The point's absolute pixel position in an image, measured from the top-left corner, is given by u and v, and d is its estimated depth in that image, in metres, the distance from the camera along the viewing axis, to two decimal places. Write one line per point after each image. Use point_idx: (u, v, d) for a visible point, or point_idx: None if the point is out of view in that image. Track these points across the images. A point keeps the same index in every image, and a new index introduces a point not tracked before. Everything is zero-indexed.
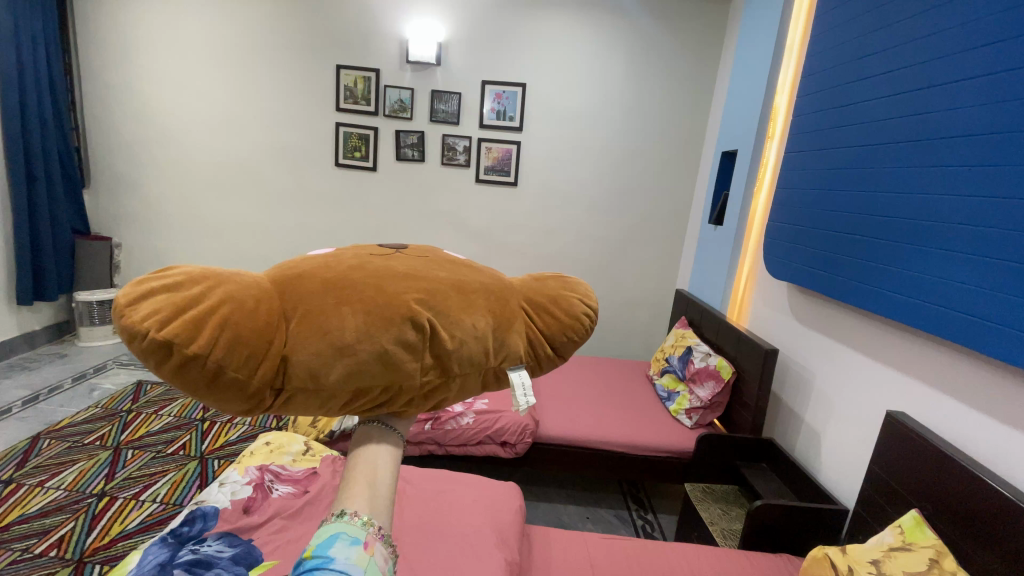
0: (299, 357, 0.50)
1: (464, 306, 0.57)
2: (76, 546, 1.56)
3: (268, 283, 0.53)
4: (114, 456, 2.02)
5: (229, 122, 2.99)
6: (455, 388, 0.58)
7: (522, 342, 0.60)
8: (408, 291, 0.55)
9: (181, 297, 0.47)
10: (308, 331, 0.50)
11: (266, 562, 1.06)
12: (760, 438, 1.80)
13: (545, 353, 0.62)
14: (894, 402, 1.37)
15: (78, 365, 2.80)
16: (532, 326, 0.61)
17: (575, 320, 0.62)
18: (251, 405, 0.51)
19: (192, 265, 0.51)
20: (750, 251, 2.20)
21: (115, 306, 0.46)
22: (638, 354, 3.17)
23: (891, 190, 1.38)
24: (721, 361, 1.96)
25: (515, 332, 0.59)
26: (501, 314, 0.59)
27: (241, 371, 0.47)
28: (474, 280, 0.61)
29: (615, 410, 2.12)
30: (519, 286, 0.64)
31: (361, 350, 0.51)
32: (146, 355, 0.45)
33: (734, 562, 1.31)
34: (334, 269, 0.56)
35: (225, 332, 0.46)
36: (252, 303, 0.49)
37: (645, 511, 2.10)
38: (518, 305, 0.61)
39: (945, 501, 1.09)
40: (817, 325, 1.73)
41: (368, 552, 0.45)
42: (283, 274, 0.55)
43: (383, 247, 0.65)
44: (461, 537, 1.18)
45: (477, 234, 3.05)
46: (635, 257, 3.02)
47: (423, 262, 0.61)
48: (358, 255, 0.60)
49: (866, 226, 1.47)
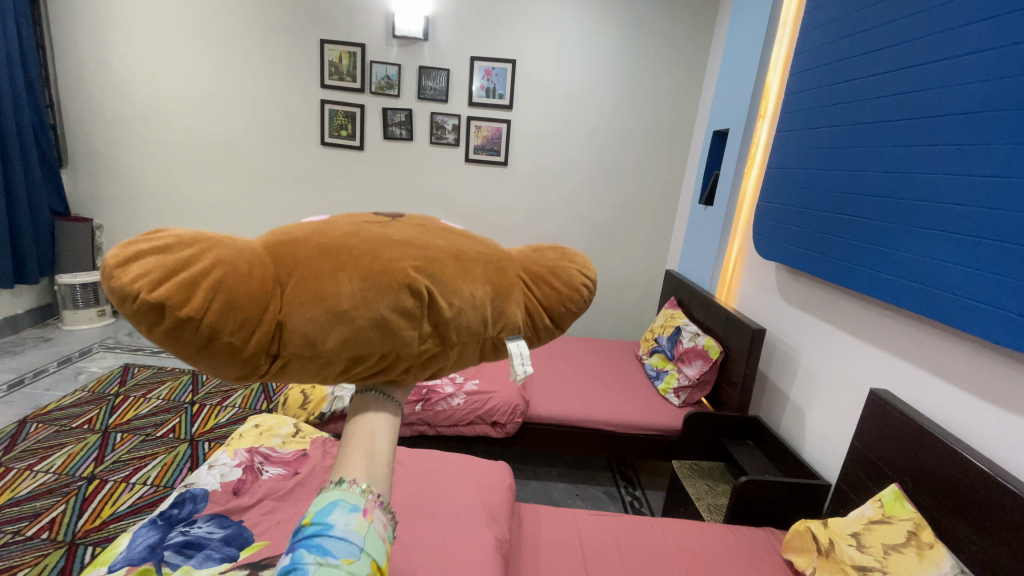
0: (294, 323, 0.49)
1: (462, 274, 0.55)
2: (68, 528, 1.56)
3: (261, 248, 0.51)
4: (102, 440, 2.00)
5: (210, 98, 2.90)
6: (453, 356, 0.57)
7: (521, 311, 0.59)
8: (404, 258, 0.53)
9: (172, 260, 0.45)
10: (303, 296, 0.49)
11: (257, 543, 1.07)
12: (746, 415, 1.83)
13: (543, 324, 0.61)
14: (878, 379, 1.39)
15: (62, 349, 2.75)
16: (530, 295, 0.60)
17: (574, 290, 0.61)
18: (246, 371, 0.50)
19: (183, 228, 0.49)
20: (740, 233, 2.20)
21: (103, 267, 0.45)
22: (628, 334, 3.18)
23: (879, 171, 1.38)
24: (710, 340, 1.98)
25: (514, 302, 0.58)
26: (501, 283, 0.58)
27: (236, 336, 0.46)
28: (472, 248, 0.59)
29: (605, 390, 2.13)
30: (518, 255, 0.62)
31: (358, 316, 0.50)
32: (138, 317, 0.44)
33: (719, 535, 1.35)
34: (328, 234, 0.54)
35: (218, 296, 0.45)
36: (246, 268, 0.48)
37: (633, 487, 2.14)
38: (518, 274, 0.60)
39: (925, 476, 1.12)
40: (805, 305, 1.74)
41: (368, 519, 0.46)
42: (276, 237, 0.53)
43: (379, 213, 0.62)
44: (452, 516, 1.19)
45: (466, 215, 3.02)
46: (626, 238, 3.01)
47: (421, 230, 0.58)
48: (357, 220, 0.58)
49: (855, 205, 1.47)
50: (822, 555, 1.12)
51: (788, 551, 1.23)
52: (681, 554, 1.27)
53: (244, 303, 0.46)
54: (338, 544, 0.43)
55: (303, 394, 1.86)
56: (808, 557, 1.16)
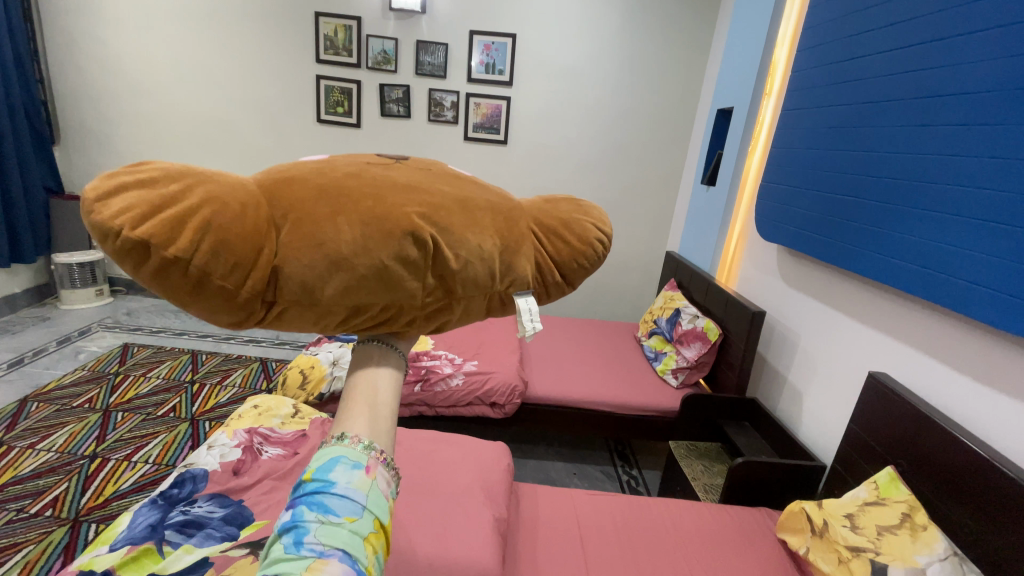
0: (291, 269, 0.47)
1: (469, 224, 0.53)
2: (71, 506, 1.58)
3: (255, 188, 0.49)
4: (103, 419, 2.01)
5: (203, 72, 2.83)
6: (459, 310, 0.56)
7: (531, 266, 0.57)
8: (408, 204, 0.51)
9: (157, 195, 0.43)
10: (300, 241, 0.47)
11: (258, 522, 1.07)
12: (744, 397, 1.84)
13: (553, 280, 0.60)
14: (877, 362, 1.39)
15: (61, 329, 2.74)
16: (541, 250, 0.58)
17: (586, 246, 0.60)
18: (241, 316, 0.49)
19: (171, 162, 0.47)
20: (742, 213, 2.17)
21: (83, 200, 0.43)
22: (627, 315, 3.17)
23: (886, 151, 1.35)
24: (709, 322, 1.97)
25: (524, 255, 0.56)
26: (509, 235, 0.55)
27: (228, 280, 0.45)
28: (480, 197, 0.56)
29: (603, 371, 2.14)
30: (528, 206, 0.60)
31: (358, 264, 0.48)
32: (123, 254, 0.43)
33: (715, 514, 1.36)
34: (327, 175, 0.51)
35: (208, 236, 0.43)
36: (237, 207, 0.45)
37: (630, 466, 2.16)
38: (528, 226, 0.58)
39: (922, 459, 1.13)
40: (806, 288, 1.72)
41: (370, 476, 0.46)
42: (272, 176, 0.51)
43: (383, 155, 0.59)
44: (451, 495, 1.20)
45: None
46: (626, 218, 2.98)
47: (427, 175, 0.55)
48: (357, 162, 0.55)
49: (860, 186, 1.44)
50: (816, 535, 1.13)
51: (782, 531, 1.24)
52: (677, 533, 1.28)
53: (236, 245, 0.44)
54: (339, 502, 0.44)
55: (303, 374, 1.86)
56: (801, 537, 1.17)
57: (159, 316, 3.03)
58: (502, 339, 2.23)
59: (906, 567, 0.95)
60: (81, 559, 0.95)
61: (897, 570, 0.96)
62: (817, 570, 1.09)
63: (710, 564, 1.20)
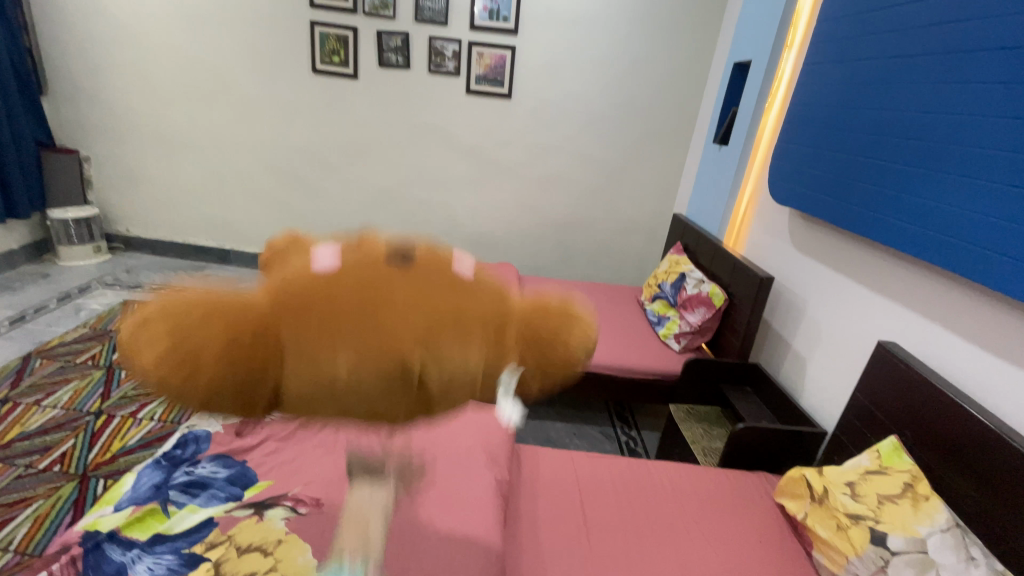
0: (291, 391, 0.54)
1: (456, 345, 0.55)
2: (79, 461, 1.60)
3: (257, 311, 0.54)
4: (107, 376, 2.02)
5: (192, 16, 2.68)
6: (444, 410, 0.61)
7: (511, 371, 0.61)
8: (397, 335, 0.53)
9: (170, 338, 0.50)
10: (296, 372, 0.53)
11: (261, 483, 1.08)
12: (746, 362, 1.83)
13: (534, 378, 0.64)
14: (886, 331, 1.37)
15: (61, 285, 2.72)
16: (523, 354, 0.62)
17: (566, 342, 0.63)
18: (256, 412, 0.58)
19: (185, 294, 0.53)
20: (753, 175, 2.10)
21: (120, 337, 0.52)
22: (631, 279, 3.13)
23: (910, 111, 1.29)
24: (714, 287, 1.94)
25: (503, 364, 0.60)
26: (496, 347, 0.59)
27: (239, 395, 0.54)
28: (470, 309, 0.57)
29: (606, 334, 2.12)
30: (519, 314, 0.62)
31: (348, 394, 0.53)
32: (151, 385, 0.52)
33: (715, 477, 1.38)
34: (320, 299, 0.54)
35: (219, 372, 0.52)
36: (240, 341, 0.52)
37: (629, 428, 2.19)
38: (512, 334, 0.61)
39: (927, 429, 1.12)
40: (816, 253, 1.68)
41: None
42: (271, 297, 0.55)
43: (387, 253, 0.59)
44: (453, 457, 1.21)
45: (468, 152, 2.88)
46: (633, 178, 2.88)
47: (422, 290, 0.56)
48: (363, 269, 0.56)
49: (879, 148, 1.38)
50: (815, 501, 1.13)
51: (780, 496, 1.25)
52: (676, 495, 1.30)
53: (242, 372, 0.53)
54: None
55: None
56: (800, 502, 1.18)
57: (159, 273, 3.00)
58: None
59: (906, 537, 0.96)
60: (87, 518, 0.96)
61: (896, 539, 0.96)
62: (814, 535, 1.11)
63: (709, 525, 1.22)
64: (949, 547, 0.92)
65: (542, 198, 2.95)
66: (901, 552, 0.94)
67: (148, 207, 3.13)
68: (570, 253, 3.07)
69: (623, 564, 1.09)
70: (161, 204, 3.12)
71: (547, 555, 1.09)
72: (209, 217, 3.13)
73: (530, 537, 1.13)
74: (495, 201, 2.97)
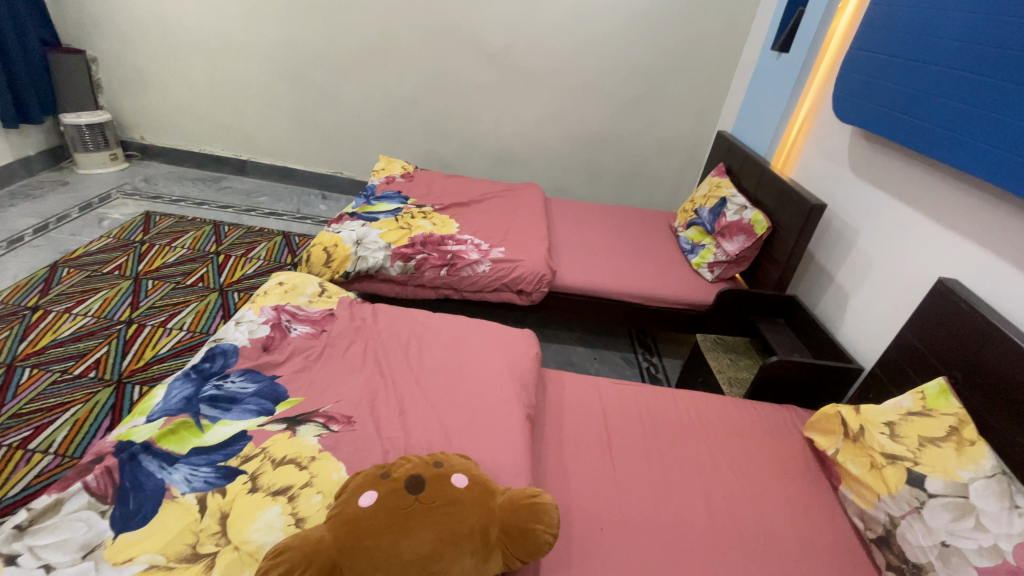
0: None
1: (456, 555, 0.76)
2: (114, 368, 1.66)
3: (330, 547, 0.74)
4: (135, 286, 2.04)
5: None
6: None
7: (500, 564, 0.81)
8: (420, 552, 0.75)
9: None
10: None
11: (293, 398, 1.09)
12: (784, 294, 1.75)
13: (514, 565, 0.83)
14: (947, 268, 1.26)
15: (81, 194, 2.68)
16: (507, 551, 0.82)
17: (537, 550, 0.82)
18: None
19: (284, 545, 0.74)
20: (814, 88, 1.87)
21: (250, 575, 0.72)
22: (662, 203, 2.98)
23: (1009, 7, 1.09)
24: (757, 215, 1.80)
25: (493, 561, 0.80)
26: (484, 549, 0.79)
27: None
28: (469, 521, 0.80)
29: (635, 261, 2.04)
30: (501, 512, 0.84)
31: None
32: None
33: (742, 409, 1.35)
34: (371, 532, 0.76)
35: None
36: None
37: (651, 354, 2.18)
38: (496, 533, 0.82)
39: (981, 372, 1.05)
40: (876, 179, 1.53)
41: None
42: (342, 533, 0.76)
43: (414, 470, 0.86)
44: (480, 380, 1.19)
45: (494, 56, 2.63)
46: (674, 91, 2.63)
47: (442, 507, 0.80)
48: (394, 506, 0.79)
49: (965, 53, 1.20)
50: (849, 439, 1.11)
51: (810, 430, 1.24)
52: (702, 425, 1.29)
53: None
54: None
55: (326, 253, 1.80)
56: (832, 438, 1.16)
57: (177, 184, 2.95)
58: (530, 224, 2.11)
59: (947, 481, 0.93)
60: (120, 429, 0.98)
61: (935, 482, 0.94)
62: (845, 471, 1.10)
63: (735, 456, 1.21)
64: (994, 493, 0.89)
65: (572, 112, 2.73)
66: (940, 495, 0.92)
67: (161, 114, 3.00)
68: (599, 173, 2.90)
69: (646, 489, 1.10)
70: (174, 111, 2.98)
71: (571, 476, 1.10)
72: (225, 125, 3.01)
73: (554, 458, 1.14)
74: (522, 114, 2.77)
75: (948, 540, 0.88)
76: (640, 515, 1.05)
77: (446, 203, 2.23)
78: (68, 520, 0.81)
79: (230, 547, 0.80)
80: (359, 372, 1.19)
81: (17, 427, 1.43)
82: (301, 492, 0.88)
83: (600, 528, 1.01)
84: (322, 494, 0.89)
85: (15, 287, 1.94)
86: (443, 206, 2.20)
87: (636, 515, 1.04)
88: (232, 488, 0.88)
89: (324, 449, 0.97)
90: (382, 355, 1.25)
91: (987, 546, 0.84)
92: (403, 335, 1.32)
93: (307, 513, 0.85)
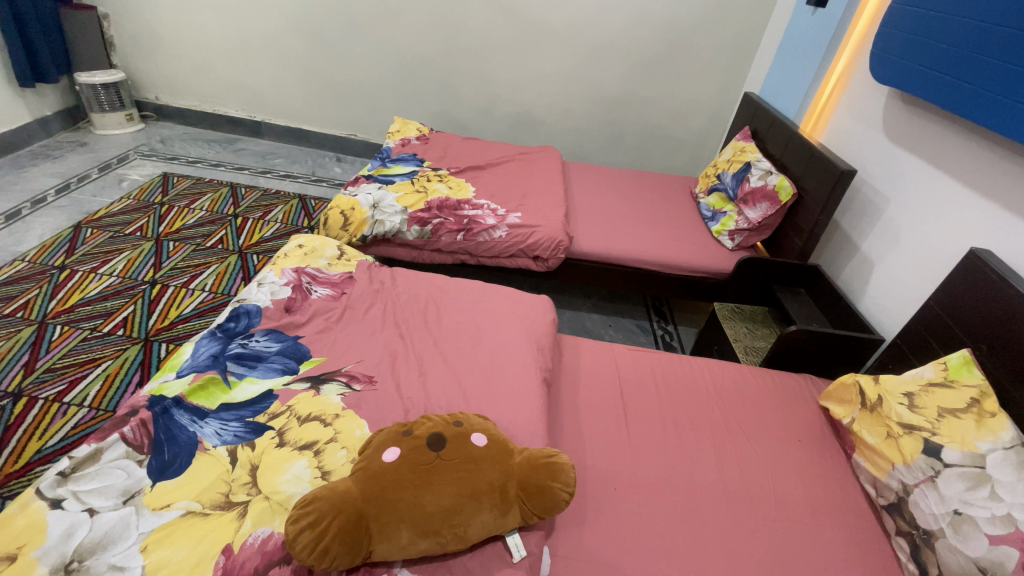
0: (378, 551, 0.77)
1: (475, 509, 0.80)
2: (141, 327, 1.71)
3: (360, 499, 0.78)
4: (156, 247, 2.07)
5: None
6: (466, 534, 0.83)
7: (517, 518, 0.85)
8: (443, 506, 0.78)
9: (314, 549, 0.73)
10: (385, 547, 0.77)
11: (315, 358, 1.12)
12: (806, 263, 1.71)
13: (530, 521, 0.87)
14: (981, 238, 1.21)
15: (100, 155, 2.70)
16: (524, 507, 0.85)
17: (553, 507, 0.85)
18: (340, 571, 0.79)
19: (317, 498, 0.76)
20: (852, 45, 1.76)
21: (287, 526, 0.74)
22: (683, 168, 2.90)
23: None
24: (783, 180, 1.75)
25: (511, 516, 0.84)
26: (502, 505, 0.83)
27: (337, 561, 0.74)
28: (488, 478, 0.83)
29: (654, 227, 2.01)
30: (519, 470, 0.87)
31: (414, 545, 0.77)
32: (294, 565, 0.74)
33: (758, 378, 1.35)
34: (397, 486, 0.79)
35: (336, 551, 0.73)
36: (354, 541, 0.74)
37: (666, 322, 2.17)
38: (514, 491, 0.85)
39: (1009, 345, 1.03)
40: (910, 144, 1.46)
41: None
42: (370, 486, 0.79)
43: (434, 429, 0.87)
44: (497, 344, 1.21)
45: (512, 11, 2.52)
46: (701, 50, 2.51)
47: (463, 464, 0.83)
48: (417, 462, 0.82)
49: (1016, 8, 1.11)
50: (866, 408, 1.11)
51: (826, 399, 1.25)
52: (716, 392, 1.30)
53: (352, 547, 0.74)
54: None
55: (343, 216, 1.80)
56: (848, 408, 1.17)
57: (193, 145, 2.95)
58: (547, 189, 2.08)
59: (964, 451, 0.93)
60: (152, 384, 1.02)
61: (952, 452, 0.94)
62: (860, 440, 1.11)
63: (749, 423, 1.22)
64: (1011, 465, 0.88)
65: (593, 72, 2.64)
66: (956, 465, 0.92)
67: (174, 72, 2.96)
68: (618, 137, 2.83)
69: (660, 452, 1.12)
70: (187, 70, 2.95)
71: (587, 438, 1.13)
72: (238, 85, 2.97)
73: (570, 420, 1.16)
74: (540, 73, 2.68)
75: (961, 508, 0.88)
76: (654, 477, 1.07)
77: (462, 166, 2.20)
78: (108, 468, 0.85)
79: (261, 496, 0.84)
80: (379, 334, 1.21)
81: (52, 380, 1.49)
82: (326, 446, 0.92)
83: (615, 489, 1.03)
84: (347, 449, 0.92)
85: (41, 247, 1.98)
86: (459, 170, 2.17)
87: (650, 477, 1.07)
88: (261, 442, 0.92)
89: (346, 407, 1.00)
90: (400, 318, 1.27)
91: (1000, 515, 0.84)
92: (421, 299, 1.33)
93: (333, 467, 0.89)
